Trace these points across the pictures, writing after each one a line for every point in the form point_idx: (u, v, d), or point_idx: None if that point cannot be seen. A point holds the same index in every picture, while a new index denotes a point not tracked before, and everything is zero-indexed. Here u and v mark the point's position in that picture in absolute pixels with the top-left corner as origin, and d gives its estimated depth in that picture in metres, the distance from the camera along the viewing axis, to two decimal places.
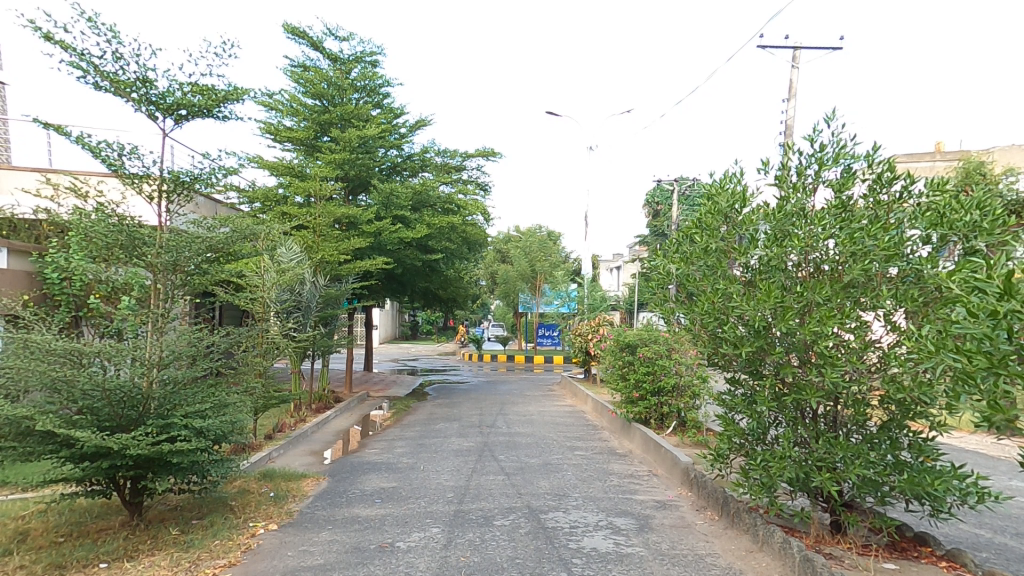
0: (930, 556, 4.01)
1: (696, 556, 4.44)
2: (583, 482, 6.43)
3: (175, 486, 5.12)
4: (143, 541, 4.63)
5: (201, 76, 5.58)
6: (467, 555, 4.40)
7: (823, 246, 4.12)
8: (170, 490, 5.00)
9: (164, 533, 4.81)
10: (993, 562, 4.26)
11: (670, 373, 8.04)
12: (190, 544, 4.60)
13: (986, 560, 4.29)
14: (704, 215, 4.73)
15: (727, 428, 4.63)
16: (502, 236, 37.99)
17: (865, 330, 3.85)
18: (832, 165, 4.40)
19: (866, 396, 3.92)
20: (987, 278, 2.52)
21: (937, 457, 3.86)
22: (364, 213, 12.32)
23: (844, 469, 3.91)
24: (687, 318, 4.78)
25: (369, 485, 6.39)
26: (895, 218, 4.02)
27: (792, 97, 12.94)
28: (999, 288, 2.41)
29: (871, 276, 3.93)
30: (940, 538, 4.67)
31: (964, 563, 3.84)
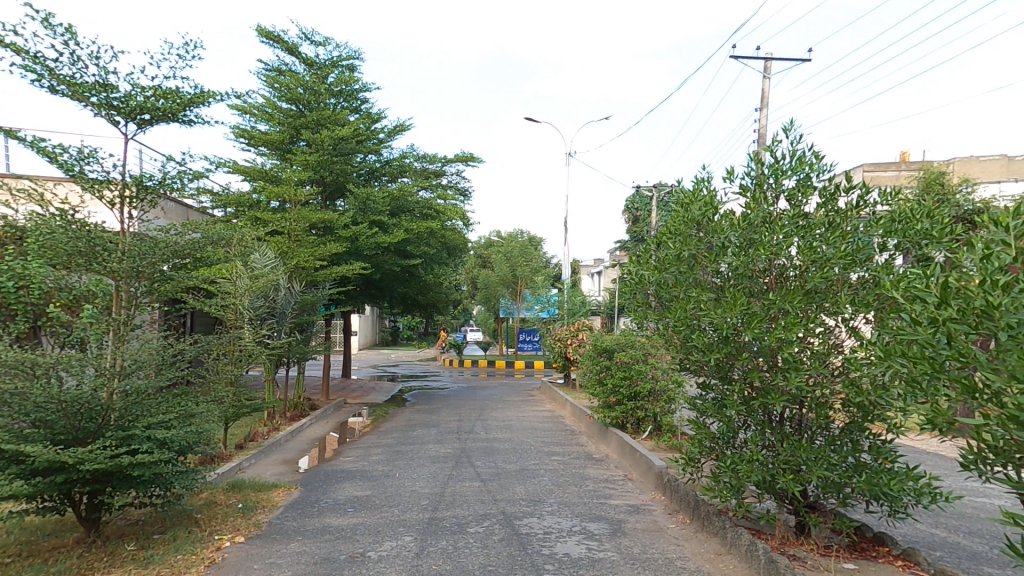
0: (887, 555, 4.12)
1: (667, 560, 4.49)
2: (559, 487, 6.47)
3: (134, 500, 4.99)
4: (98, 558, 4.50)
5: (163, 80, 5.50)
6: (439, 563, 4.38)
7: (786, 254, 4.21)
8: (129, 504, 4.86)
9: (121, 549, 4.68)
10: (946, 560, 4.41)
11: (646, 377, 8.11)
12: (149, 560, 4.49)
13: (939, 558, 4.43)
14: (675, 222, 4.78)
15: (698, 433, 4.68)
16: (483, 241, 38.00)
17: (828, 335, 3.99)
18: (790, 175, 4.48)
19: (829, 398, 4.04)
20: (926, 287, 2.61)
21: (895, 458, 3.96)
22: (340, 217, 12.20)
23: (807, 471, 3.99)
24: (660, 325, 4.87)
25: (342, 494, 6.32)
26: (853, 225, 4.12)
27: (765, 106, 13.23)
28: (937, 296, 2.49)
29: (833, 282, 4.04)
30: (898, 538, 4.80)
31: (918, 561, 3.98)
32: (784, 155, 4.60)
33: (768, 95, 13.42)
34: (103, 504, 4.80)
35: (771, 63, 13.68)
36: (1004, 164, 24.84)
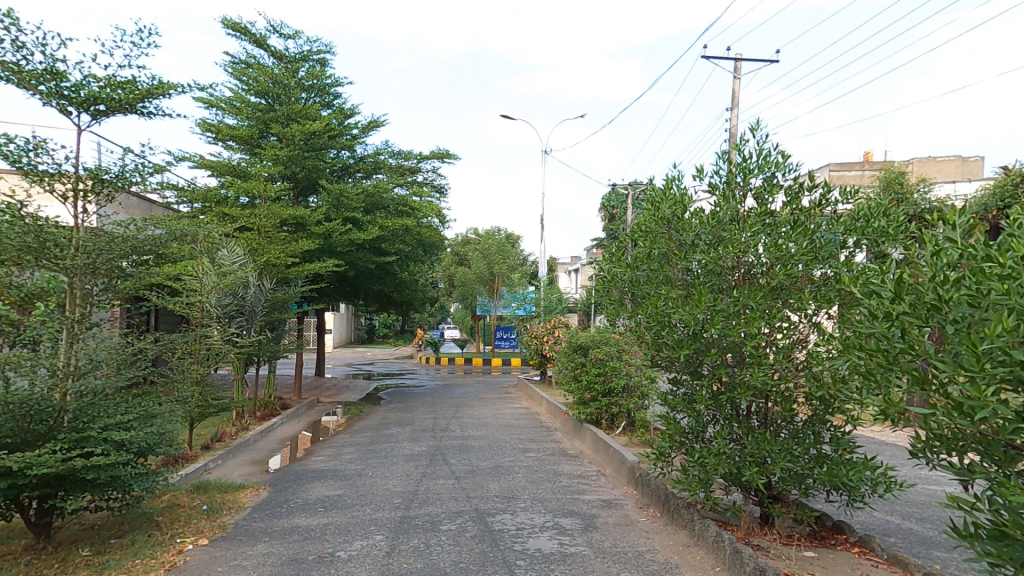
0: (845, 543, 4.27)
1: (637, 553, 4.56)
2: (532, 483, 6.50)
3: (90, 504, 4.81)
4: (49, 565, 4.33)
5: (118, 70, 5.33)
6: (410, 561, 4.36)
7: (753, 252, 4.29)
8: (84, 509, 4.68)
9: (74, 555, 4.51)
10: (900, 546, 4.59)
11: (620, 373, 8.20)
12: (105, 565, 4.34)
13: (894, 544, 4.60)
14: (646, 220, 4.84)
15: (669, 428, 4.75)
16: (460, 239, 37.89)
17: (791, 330, 4.10)
18: (757, 174, 4.58)
19: (793, 392, 4.15)
20: (882, 282, 2.71)
21: (854, 449, 4.08)
22: (313, 214, 12.01)
23: (771, 464, 4.10)
24: (632, 322, 4.93)
25: (312, 494, 6.23)
26: (816, 223, 4.23)
27: (735, 107, 13.49)
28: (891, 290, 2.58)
29: (797, 279, 4.15)
30: (856, 526, 4.97)
31: (873, 548, 4.13)
32: (752, 154, 4.69)
33: (738, 95, 13.67)
34: (54, 509, 4.62)
35: (741, 64, 13.93)
36: (959, 164, 25.91)
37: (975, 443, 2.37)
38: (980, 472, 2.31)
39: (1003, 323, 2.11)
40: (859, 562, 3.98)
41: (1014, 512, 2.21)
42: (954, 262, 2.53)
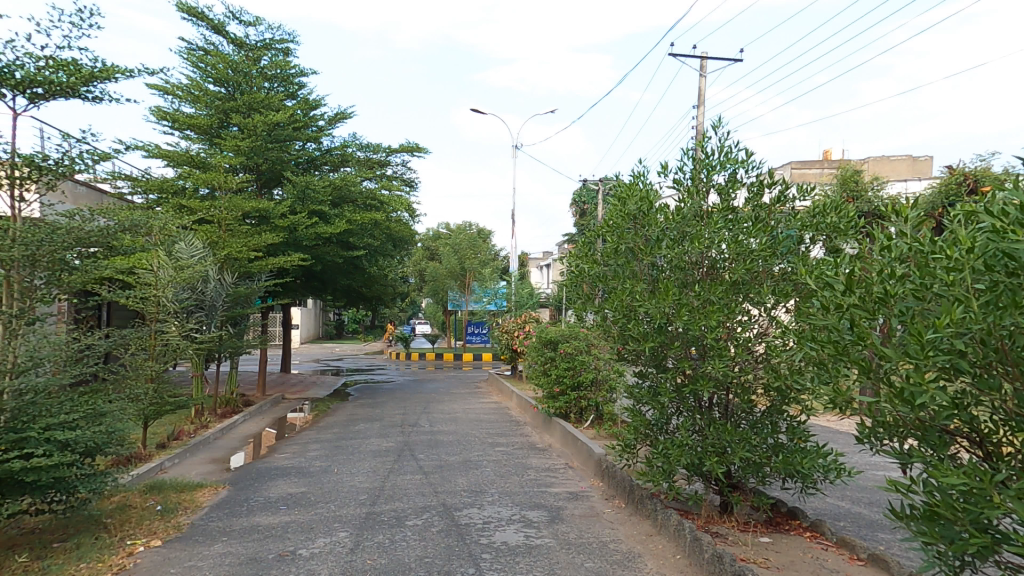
0: (798, 528, 4.43)
1: (601, 543, 4.63)
2: (501, 477, 6.51)
3: (31, 507, 4.61)
4: None
5: (57, 51, 5.07)
6: (374, 557, 4.32)
7: (716, 247, 4.39)
8: (24, 512, 4.47)
9: (11, 560, 4.29)
10: (850, 529, 4.79)
11: (589, 367, 8.29)
12: (46, 570, 4.16)
13: (844, 528, 4.81)
14: (613, 215, 4.88)
15: (634, 420, 4.83)
16: (431, 233, 37.61)
17: (750, 323, 4.22)
18: (719, 171, 4.68)
19: (751, 384, 4.28)
20: (835, 275, 2.83)
21: (808, 437, 4.23)
22: (276, 207, 11.72)
23: (731, 453, 4.22)
24: (599, 316, 4.98)
25: (274, 492, 6.10)
26: (774, 219, 4.35)
27: (702, 105, 13.73)
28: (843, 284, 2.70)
29: (756, 273, 4.27)
30: (810, 512, 5.17)
31: (823, 531, 4.31)
32: (714, 150, 4.80)
33: (704, 93, 13.92)
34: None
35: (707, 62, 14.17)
36: (910, 163, 27.10)
37: (913, 429, 2.50)
38: (917, 455, 2.45)
39: (939, 315, 2.22)
40: (810, 545, 4.14)
41: (943, 492, 2.36)
42: (900, 255, 2.65)
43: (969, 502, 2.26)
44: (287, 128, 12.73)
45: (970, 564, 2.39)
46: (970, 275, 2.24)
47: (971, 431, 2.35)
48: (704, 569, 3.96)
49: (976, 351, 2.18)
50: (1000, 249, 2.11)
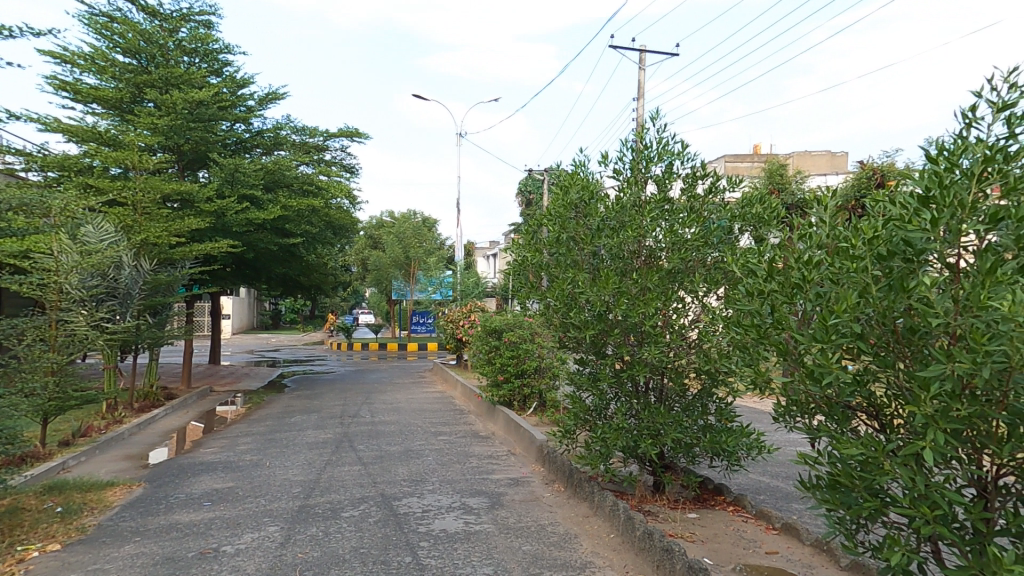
0: (722, 503, 4.70)
1: (539, 526, 4.71)
2: (442, 466, 6.48)
3: None
4: None
5: None
6: (305, 551, 4.19)
7: (653, 236, 4.51)
8: None
9: None
10: (768, 501, 5.14)
11: (532, 356, 8.39)
12: None
13: (764, 501, 5.14)
14: (555, 204, 4.91)
15: (574, 406, 4.91)
16: (374, 221, 36.68)
17: (683, 310, 4.38)
18: (656, 162, 4.80)
19: (684, 369, 4.47)
20: (758, 263, 3.03)
21: (734, 418, 4.46)
22: (202, 190, 11.04)
23: (664, 435, 4.39)
24: (541, 305, 5.03)
25: (198, 488, 5.79)
26: (707, 210, 4.52)
27: (641, 97, 14.09)
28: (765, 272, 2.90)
29: (690, 262, 4.43)
30: (733, 487, 5.50)
31: (745, 506, 4.59)
32: (652, 142, 4.91)
33: (643, 86, 14.28)
34: None
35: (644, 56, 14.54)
36: (829, 158, 29.14)
37: (821, 407, 2.71)
38: (823, 430, 2.68)
39: (843, 300, 2.45)
40: (732, 518, 4.41)
41: (844, 463, 2.60)
42: (816, 242, 2.86)
43: (864, 470, 2.53)
44: (211, 107, 11.92)
45: (864, 526, 2.67)
46: (871, 262, 2.47)
47: (869, 406, 2.58)
48: (635, 546, 4.12)
49: (873, 333, 2.44)
50: (900, 236, 2.38)
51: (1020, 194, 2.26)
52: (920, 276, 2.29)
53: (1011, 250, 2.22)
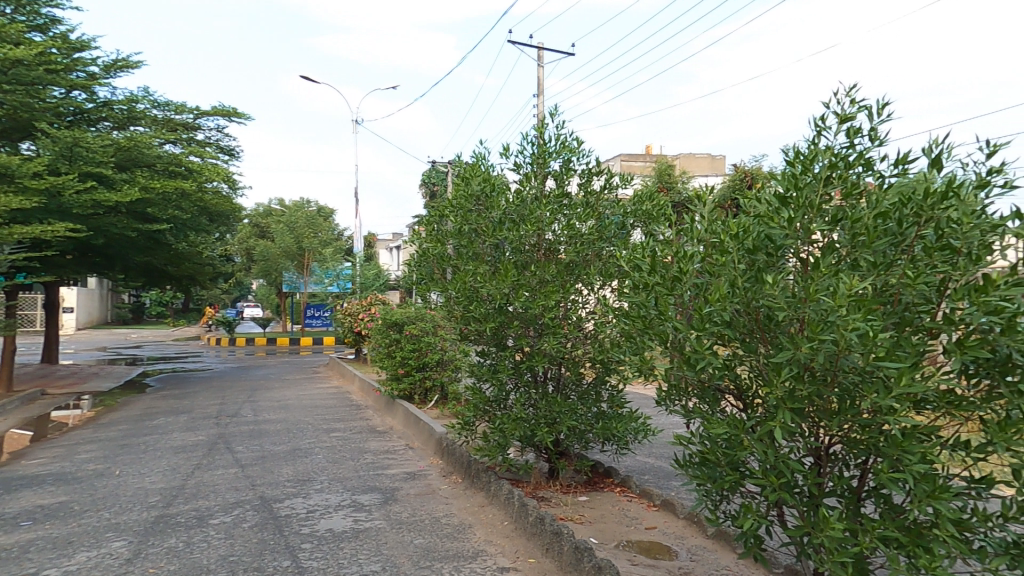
0: (611, 485, 4.96)
1: (433, 519, 4.64)
2: (334, 463, 6.16)
3: None
4: None
5: None
6: (160, 565, 3.76)
7: (552, 229, 4.60)
8: None
9: None
10: (650, 480, 5.51)
11: (434, 349, 8.26)
12: None
13: (647, 479, 5.50)
14: (456, 196, 4.85)
15: (474, 398, 4.87)
16: (263, 208, 34.19)
17: (579, 302, 4.53)
18: (555, 158, 4.90)
19: (579, 359, 4.63)
20: (643, 256, 3.20)
21: (624, 404, 4.71)
22: (22, 165, 9.63)
23: (560, 423, 4.52)
24: (442, 297, 4.95)
25: (23, 506, 4.99)
26: (603, 206, 4.70)
27: (541, 94, 14.47)
28: (649, 265, 3.08)
29: (587, 257, 4.59)
30: (622, 468, 5.82)
31: (630, 485, 4.89)
32: (551, 138, 5.00)
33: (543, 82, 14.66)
34: None
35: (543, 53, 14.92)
36: (711, 162, 32.02)
37: (695, 390, 3.01)
38: (696, 412, 2.95)
39: (714, 291, 2.71)
40: (619, 498, 4.68)
41: (712, 441, 2.90)
42: (697, 240, 3.05)
43: (727, 446, 2.84)
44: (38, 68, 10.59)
45: (726, 497, 3.00)
46: (739, 255, 2.78)
47: (735, 388, 2.87)
48: (527, 532, 4.20)
49: (739, 323, 2.73)
50: (764, 232, 2.74)
51: (855, 198, 2.70)
52: (769, 274, 2.58)
53: (843, 247, 2.64)
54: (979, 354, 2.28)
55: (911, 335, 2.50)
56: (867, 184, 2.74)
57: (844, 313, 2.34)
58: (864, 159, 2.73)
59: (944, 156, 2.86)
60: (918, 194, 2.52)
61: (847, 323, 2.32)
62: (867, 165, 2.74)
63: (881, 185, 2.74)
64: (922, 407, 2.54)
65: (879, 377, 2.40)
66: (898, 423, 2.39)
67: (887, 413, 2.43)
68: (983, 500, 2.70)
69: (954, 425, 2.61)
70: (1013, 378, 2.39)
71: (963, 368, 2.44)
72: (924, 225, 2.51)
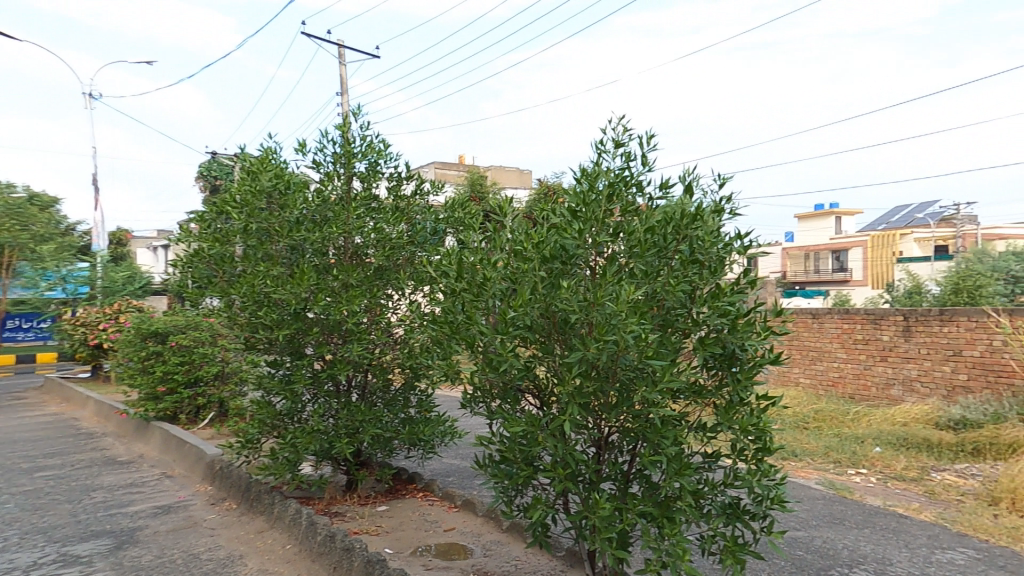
0: (414, 491, 4.95)
1: (189, 556, 4.20)
2: (34, 512, 5.12)
3: None
4: None
5: None
6: None
7: (359, 233, 4.45)
8: None
9: None
10: (452, 481, 5.64)
11: (212, 361, 7.37)
12: None
13: (450, 481, 5.61)
14: (240, 193, 4.43)
15: (261, 412, 4.42)
16: None
17: (387, 307, 4.45)
18: (359, 159, 4.75)
19: (388, 364, 4.50)
20: (450, 262, 3.32)
21: (433, 408, 4.68)
22: None
23: (362, 432, 4.36)
24: (221, 302, 4.43)
25: None
26: (414, 211, 4.67)
27: (343, 95, 14.08)
28: (457, 271, 3.22)
29: (398, 261, 4.53)
30: (427, 472, 5.85)
31: (434, 489, 4.92)
32: (355, 139, 4.85)
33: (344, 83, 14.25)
34: None
35: (342, 53, 14.53)
36: (521, 175, 34.56)
37: (497, 392, 3.19)
38: (499, 412, 3.14)
39: (518, 297, 2.95)
40: (421, 503, 4.69)
41: (511, 440, 3.11)
42: (501, 245, 3.32)
43: (524, 443, 3.07)
44: None
45: (519, 492, 3.24)
46: (538, 264, 3.07)
47: (533, 388, 3.13)
48: (312, 554, 3.97)
49: (539, 326, 3.00)
50: (559, 243, 3.07)
51: (631, 214, 3.16)
52: (565, 281, 2.91)
53: (624, 257, 3.10)
54: (714, 349, 2.98)
55: (671, 335, 3.05)
56: (639, 202, 3.23)
57: (623, 318, 2.73)
58: (636, 182, 3.22)
59: (693, 183, 3.56)
60: (677, 215, 3.06)
61: (625, 326, 2.72)
62: (639, 186, 3.22)
63: (648, 204, 3.26)
64: (678, 397, 3.08)
65: (648, 372, 2.84)
66: (660, 412, 2.85)
67: (652, 405, 2.88)
68: (713, 471, 3.37)
69: (698, 410, 3.21)
70: (738, 369, 3.07)
71: (705, 362, 3.07)
72: (681, 240, 3.05)
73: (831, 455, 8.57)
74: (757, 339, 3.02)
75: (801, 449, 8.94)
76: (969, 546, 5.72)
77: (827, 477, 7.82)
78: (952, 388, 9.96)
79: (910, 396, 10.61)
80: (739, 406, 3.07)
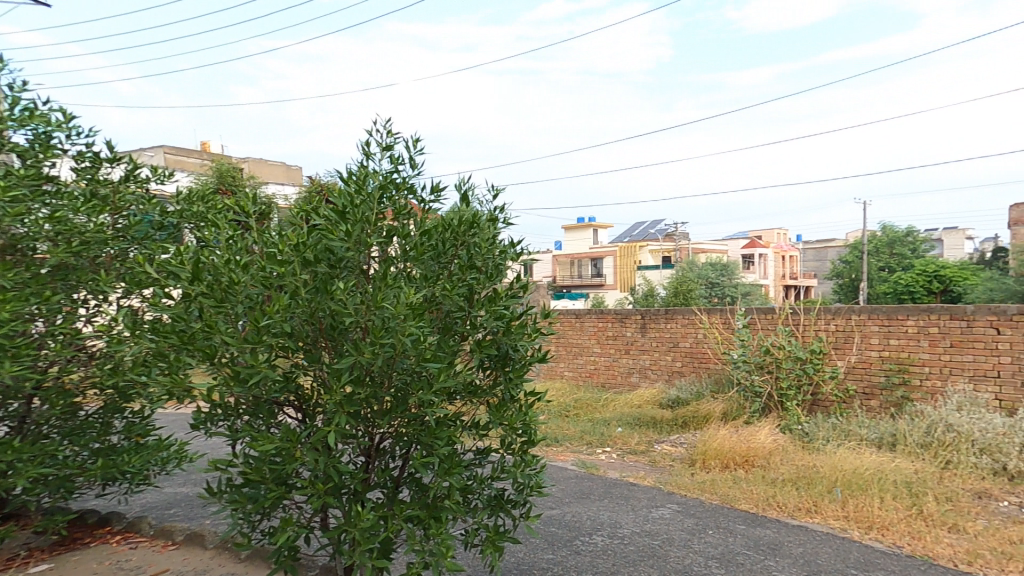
0: (107, 535, 5.01)
1: None
2: None
3: None
4: None
5: None
6: None
7: (25, 221, 4.07)
8: None
9: None
10: (178, 511, 5.79)
11: None
12: None
13: (179, 512, 5.75)
14: None
15: None
16: None
17: (73, 316, 4.26)
18: (16, 128, 4.42)
19: (76, 385, 4.43)
20: (182, 263, 2.92)
21: (150, 433, 4.81)
22: None
23: (14, 475, 3.99)
24: None
25: None
26: (119, 206, 4.57)
27: None
28: (191, 273, 2.83)
29: (94, 259, 4.36)
30: (137, 509, 5.79)
31: (138, 529, 5.05)
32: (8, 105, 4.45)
33: None
34: None
35: None
36: (284, 172, 32.92)
37: (247, 407, 2.93)
38: (246, 430, 2.87)
39: (274, 303, 2.68)
40: (113, 548, 4.74)
41: (259, 460, 2.83)
42: (251, 246, 3.10)
43: (276, 462, 2.81)
44: None
45: (265, 516, 3.04)
46: (299, 266, 2.88)
47: (295, 398, 2.96)
48: None
49: (302, 333, 2.81)
50: (325, 244, 2.94)
51: (404, 217, 3.23)
52: (338, 283, 2.79)
53: (401, 260, 3.12)
54: (490, 350, 3.19)
55: (450, 338, 3.19)
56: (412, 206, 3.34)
57: (402, 320, 2.70)
58: (408, 186, 3.34)
59: (470, 193, 3.73)
60: (454, 221, 3.25)
61: (404, 328, 2.69)
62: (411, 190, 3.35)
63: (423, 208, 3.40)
64: (455, 398, 3.24)
65: (424, 375, 2.88)
66: (435, 413, 2.92)
67: (427, 407, 2.94)
68: (483, 466, 3.64)
69: (472, 410, 3.36)
70: (511, 368, 3.36)
71: (481, 363, 3.29)
72: (460, 246, 3.24)
73: (585, 437, 9.95)
74: (528, 339, 3.36)
75: (562, 435, 10.19)
76: (671, 501, 7.27)
77: (579, 457, 9.07)
78: (671, 373, 12.51)
79: (643, 382, 13.00)
80: (510, 402, 3.35)
